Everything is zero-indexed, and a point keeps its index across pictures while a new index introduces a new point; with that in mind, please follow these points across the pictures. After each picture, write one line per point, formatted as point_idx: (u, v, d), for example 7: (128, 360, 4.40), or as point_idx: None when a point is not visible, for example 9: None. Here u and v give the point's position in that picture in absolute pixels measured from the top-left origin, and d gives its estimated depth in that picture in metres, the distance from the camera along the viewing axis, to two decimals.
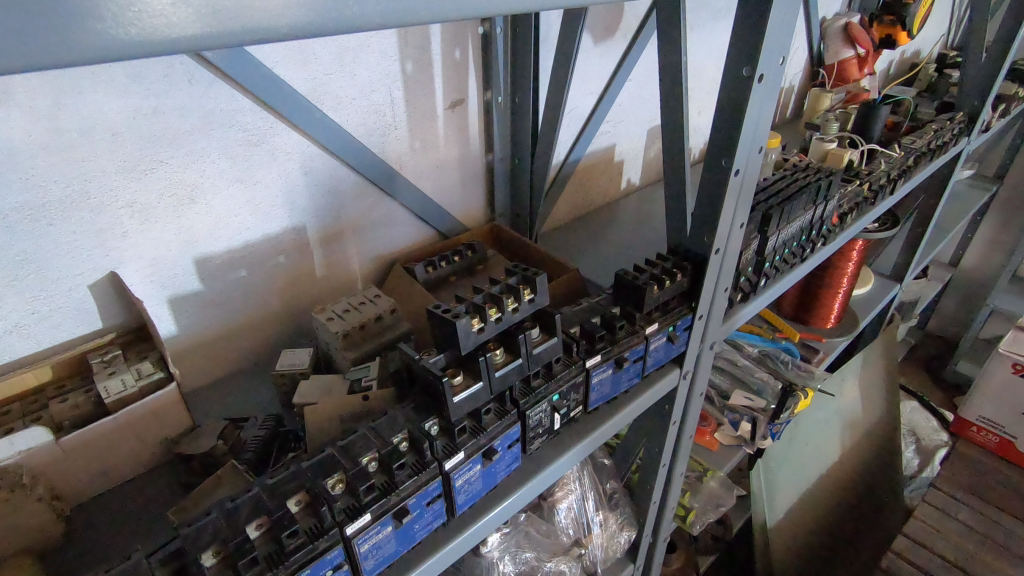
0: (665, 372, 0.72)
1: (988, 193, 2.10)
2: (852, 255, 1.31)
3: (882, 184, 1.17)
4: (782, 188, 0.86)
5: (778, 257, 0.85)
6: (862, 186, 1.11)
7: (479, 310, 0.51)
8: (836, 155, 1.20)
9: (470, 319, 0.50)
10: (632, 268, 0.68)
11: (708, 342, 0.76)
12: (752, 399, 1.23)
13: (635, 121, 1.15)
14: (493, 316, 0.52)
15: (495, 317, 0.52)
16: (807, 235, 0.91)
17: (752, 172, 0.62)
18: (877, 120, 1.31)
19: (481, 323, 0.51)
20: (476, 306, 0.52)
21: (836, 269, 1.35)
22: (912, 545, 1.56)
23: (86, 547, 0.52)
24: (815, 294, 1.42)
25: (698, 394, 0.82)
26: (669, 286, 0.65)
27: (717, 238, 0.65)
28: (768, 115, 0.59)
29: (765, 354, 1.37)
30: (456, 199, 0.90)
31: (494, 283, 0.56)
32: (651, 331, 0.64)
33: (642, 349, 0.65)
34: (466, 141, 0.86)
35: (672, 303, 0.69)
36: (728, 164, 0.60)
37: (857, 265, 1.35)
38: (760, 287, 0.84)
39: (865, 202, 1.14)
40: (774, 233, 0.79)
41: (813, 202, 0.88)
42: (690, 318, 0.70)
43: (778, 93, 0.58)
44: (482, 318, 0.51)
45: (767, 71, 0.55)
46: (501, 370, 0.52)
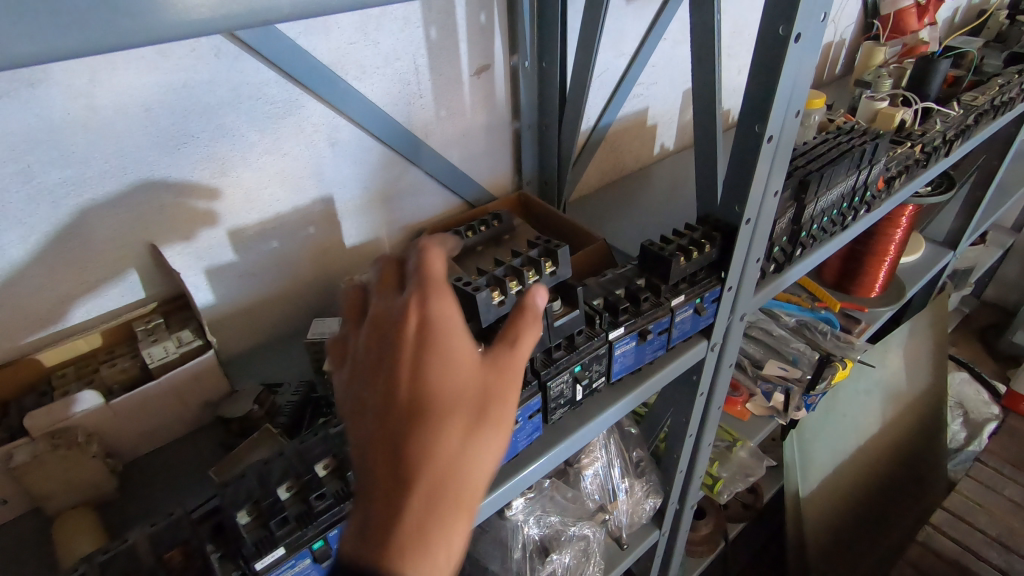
0: (692, 344, 0.71)
1: None
2: (901, 222, 1.25)
3: (937, 145, 1.10)
4: (823, 153, 0.82)
5: (817, 225, 0.81)
6: (913, 148, 1.05)
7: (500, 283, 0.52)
8: (886, 114, 1.13)
9: (490, 292, 0.50)
10: (658, 239, 0.67)
11: (738, 313, 0.74)
12: (787, 369, 1.19)
13: (671, 83, 1.11)
14: (513, 290, 0.52)
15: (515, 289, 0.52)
16: (850, 202, 0.87)
17: (787, 137, 0.60)
18: (935, 75, 1.22)
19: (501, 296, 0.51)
20: (497, 280, 0.52)
21: (883, 235, 1.29)
22: (952, 519, 1.51)
23: (137, 501, 0.56)
24: (859, 262, 1.37)
25: (726, 366, 0.81)
26: (696, 257, 0.64)
27: (749, 207, 0.63)
28: (806, 75, 0.56)
29: (803, 324, 1.34)
30: (484, 168, 0.90)
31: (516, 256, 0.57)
32: (677, 303, 0.64)
33: (666, 322, 0.64)
34: (492, 107, 0.85)
35: (700, 275, 0.67)
36: (762, 129, 0.57)
37: (906, 232, 1.29)
38: (796, 257, 0.81)
39: (916, 164, 1.07)
40: (812, 200, 0.76)
41: (857, 167, 0.83)
42: (718, 290, 0.68)
43: (817, 52, 0.54)
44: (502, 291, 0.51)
45: (804, 29, 0.52)
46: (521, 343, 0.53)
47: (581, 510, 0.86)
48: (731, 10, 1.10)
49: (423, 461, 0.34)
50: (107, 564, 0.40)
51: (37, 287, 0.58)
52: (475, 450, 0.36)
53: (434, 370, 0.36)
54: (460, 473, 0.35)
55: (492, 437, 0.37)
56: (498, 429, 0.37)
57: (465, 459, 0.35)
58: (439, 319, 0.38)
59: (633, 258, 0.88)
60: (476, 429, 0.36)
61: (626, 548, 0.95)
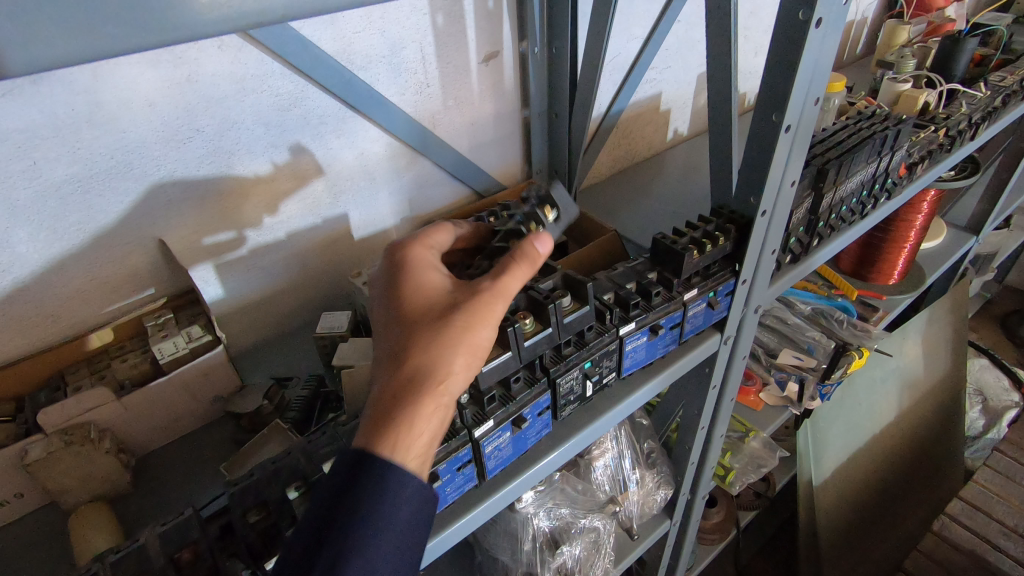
0: (705, 338, 0.70)
1: None
2: (923, 207, 1.22)
3: (962, 129, 1.06)
4: (843, 140, 0.79)
5: (834, 215, 0.79)
6: (937, 133, 1.01)
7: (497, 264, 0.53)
8: (910, 97, 1.09)
9: None
10: (670, 232, 0.66)
11: (752, 306, 0.73)
12: (801, 359, 1.19)
13: (686, 66, 1.08)
14: None
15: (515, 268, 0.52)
16: (869, 190, 0.85)
17: (806, 126, 0.58)
18: (962, 52, 1.18)
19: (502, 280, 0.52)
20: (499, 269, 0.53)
21: (904, 222, 1.25)
22: (967, 508, 1.47)
23: (150, 496, 0.57)
24: (878, 250, 1.33)
25: (740, 358, 0.80)
26: (709, 251, 0.62)
27: (765, 199, 0.61)
28: (826, 62, 0.54)
29: (818, 312, 1.32)
30: (493, 157, 0.89)
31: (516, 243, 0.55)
32: (690, 298, 0.62)
33: (679, 316, 0.63)
34: (501, 95, 0.83)
35: (714, 267, 0.66)
36: (779, 119, 0.55)
37: (927, 218, 1.25)
38: (814, 247, 0.79)
39: (940, 149, 1.04)
40: (831, 189, 0.74)
41: (878, 154, 0.81)
42: (732, 283, 0.66)
43: (838, 38, 0.52)
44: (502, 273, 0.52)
45: (825, 14, 0.49)
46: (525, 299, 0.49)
47: (591, 502, 0.86)
48: None
49: (397, 354, 0.41)
50: (118, 564, 0.41)
51: (47, 283, 0.58)
52: (437, 348, 0.41)
53: (411, 293, 0.44)
54: (432, 369, 0.40)
55: (456, 339, 0.41)
56: (468, 335, 0.42)
57: (431, 354, 0.41)
58: (415, 261, 0.47)
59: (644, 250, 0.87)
60: (438, 334, 0.41)
61: (637, 539, 0.95)
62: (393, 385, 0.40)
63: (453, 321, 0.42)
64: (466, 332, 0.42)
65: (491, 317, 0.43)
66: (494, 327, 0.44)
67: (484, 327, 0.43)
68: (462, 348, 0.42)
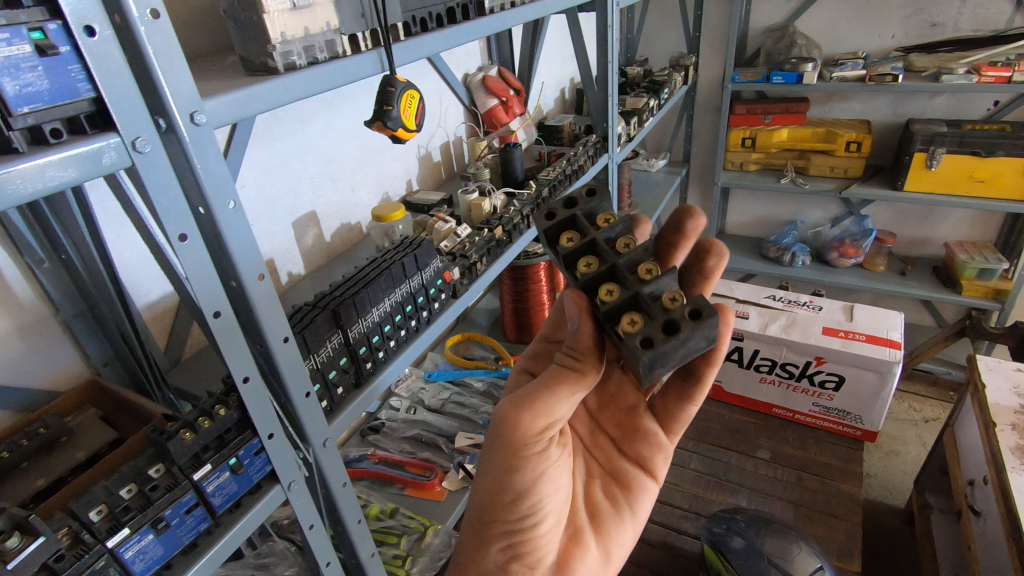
0: (260, 495, 0.73)
1: (664, 194, 2.70)
2: (541, 278, 1.65)
3: (517, 222, 1.29)
4: (365, 275, 0.94)
5: (377, 337, 0.91)
6: (493, 232, 1.22)
7: (603, 311, 0.62)
8: (476, 205, 1.33)
9: (617, 282, 0.65)
10: (168, 421, 0.69)
11: (316, 442, 0.77)
12: (473, 437, 1.39)
13: (276, 220, 1.18)
14: (622, 287, 0.64)
15: (598, 288, 0.66)
16: (415, 303, 0.99)
17: (249, 305, 0.65)
18: (514, 161, 1.48)
19: (617, 296, 0.63)
20: (613, 309, 0.62)
21: (533, 292, 1.66)
22: (657, 506, 1.69)
23: None
24: (526, 316, 1.71)
25: (340, 487, 0.84)
26: (207, 427, 0.67)
27: (239, 367, 0.65)
28: (227, 257, 0.62)
29: (491, 385, 1.60)
30: (36, 367, 0.84)
31: (634, 303, 0.63)
32: (198, 477, 0.66)
33: (192, 498, 0.66)
34: (15, 309, 0.81)
35: (229, 435, 0.69)
36: (201, 311, 0.60)
37: (549, 287, 1.70)
38: (371, 369, 0.91)
39: (499, 244, 1.24)
40: (354, 323, 0.86)
41: (404, 277, 0.97)
42: (256, 443, 0.70)
43: (228, 238, 0.60)
44: (595, 299, 0.65)
45: (185, 229, 0.56)
46: (599, 237, 0.71)
47: None
48: (305, 156, 1.22)
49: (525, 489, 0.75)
50: None
51: None
52: (484, 496, 0.75)
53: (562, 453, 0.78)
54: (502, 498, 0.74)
55: (511, 476, 0.71)
56: (519, 476, 0.71)
57: (483, 509, 0.76)
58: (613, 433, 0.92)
59: (200, 398, 0.91)
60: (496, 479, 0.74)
61: None
62: (466, 524, 0.81)
63: (481, 470, 0.74)
64: (505, 485, 0.72)
65: (523, 458, 0.70)
66: (533, 454, 0.70)
67: (528, 454, 0.70)
68: (509, 499, 0.73)
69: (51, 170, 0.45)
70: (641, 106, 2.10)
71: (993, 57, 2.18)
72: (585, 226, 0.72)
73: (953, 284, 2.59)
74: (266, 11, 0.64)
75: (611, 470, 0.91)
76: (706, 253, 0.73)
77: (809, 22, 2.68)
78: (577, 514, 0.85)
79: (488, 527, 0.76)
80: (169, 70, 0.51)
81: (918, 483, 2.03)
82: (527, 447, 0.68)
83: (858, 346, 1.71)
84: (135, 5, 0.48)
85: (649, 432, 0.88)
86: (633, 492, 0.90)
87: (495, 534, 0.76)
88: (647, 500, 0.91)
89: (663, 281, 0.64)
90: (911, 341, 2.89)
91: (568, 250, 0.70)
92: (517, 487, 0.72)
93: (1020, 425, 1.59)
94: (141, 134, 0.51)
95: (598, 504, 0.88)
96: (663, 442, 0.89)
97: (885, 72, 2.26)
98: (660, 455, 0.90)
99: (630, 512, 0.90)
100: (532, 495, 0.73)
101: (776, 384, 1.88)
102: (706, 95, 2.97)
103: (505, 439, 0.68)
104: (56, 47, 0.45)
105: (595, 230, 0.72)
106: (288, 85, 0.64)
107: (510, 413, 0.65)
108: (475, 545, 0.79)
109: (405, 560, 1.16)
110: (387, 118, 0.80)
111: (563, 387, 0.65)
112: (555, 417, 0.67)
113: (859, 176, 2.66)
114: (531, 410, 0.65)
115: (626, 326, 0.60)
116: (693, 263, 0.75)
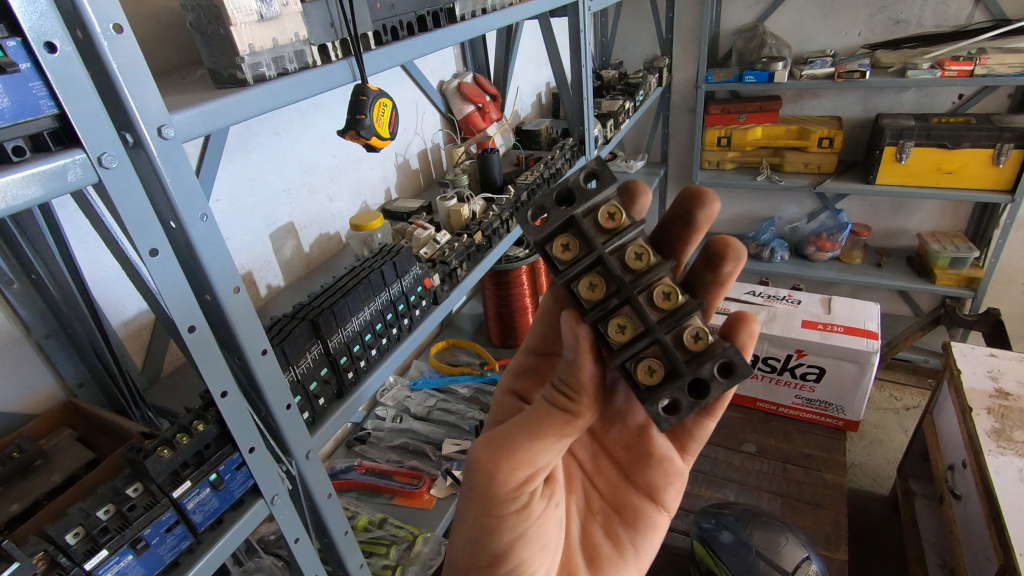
0: (242, 510, 0.72)
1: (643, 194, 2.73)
2: (523, 282, 1.66)
3: (496, 227, 1.29)
4: (344, 285, 0.94)
5: (358, 346, 0.91)
6: (473, 237, 1.22)
7: (619, 355, 0.62)
8: (455, 212, 1.33)
9: (633, 315, 0.63)
10: (146, 439, 0.69)
11: (298, 455, 0.77)
12: (460, 444, 1.39)
13: (252, 232, 1.17)
14: (637, 321, 0.63)
15: (608, 317, 0.64)
16: (396, 311, 0.99)
17: (225, 319, 0.64)
18: (491, 166, 1.48)
19: (633, 338, 0.62)
20: (632, 355, 0.62)
21: (515, 297, 1.67)
22: None
23: None
24: (509, 321, 1.72)
25: (324, 498, 0.83)
26: (185, 444, 0.66)
27: (217, 382, 0.65)
28: (201, 270, 0.61)
29: (477, 391, 1.60)
30: (8, 392, 0.83)
31: (654, 344, 0.62)
32: (177, 495, 0.65)
33: (173, 515, 0.65)
34: None
35: (209, 450, 0.68)
36: (176, 326, 0.59)
37: (531, 291, 1.71)
38: (352, 379, 0.90)
39: (479, 249, 1.24)
40: (334, 333, 0.86)
41: (383, 286, 0.96)
42: (236, 458, 0.69)
43: (200, 251, 0.60)
44: (605, 333, 0.64)
45: (156, 244, 0.56)
46: (605, 252, 0.63)
47: None
48: (281, 167, 1.21)
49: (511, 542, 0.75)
50: None
51: None
52: (466, 543, 0.75)
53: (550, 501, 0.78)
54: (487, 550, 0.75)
55: (493, 530, 0.72)
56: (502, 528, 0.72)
57: (466, 561, 0.76)
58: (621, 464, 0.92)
59: (179, 414, 0.90)
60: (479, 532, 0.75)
61: None
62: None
63: (461, 517, 0.75)
64: (489, 538, 0.72)
65: (504, 510, 0.71)
66: (514, 505, 0.71)
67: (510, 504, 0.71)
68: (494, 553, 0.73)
69: (15, 188, 0.44)
70: (616, 109, 2.12)
71: (955, 52, 2.24)
72: (590, 238, 0.62)
73: (927, 274, 2.64)
74: (233, 23, 0.64)
75: (614, 503, 0.91)
76: (725, 256, 0.74)
77: (778, 23, 2.73)
78: (573, 555, 0.86)
79: (471, 575, 0.77)
80: (133, 84, 0.50)
81: (901, 470, 2.06)
82: (505, 496, 0.69)
83: (837, 338, 1.75)
84: (96, 20, 0.47)
85: (659, 459, 0.87)
86: (637, 527, 0.90)
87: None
88: (654, 531, 0.91)
89: (683, 316, 0.62)
90: (889, 331, 2.94)
91: (573, 272, 0.63)
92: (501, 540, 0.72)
93: (995, 409, 1.63)
94: (107, 150, 0.50)
95: (597, 541, 0.88)
96: (674, 467, 0.88)
97: (853, 69, 2.31)
98: (671, 484, 0.89)
99: (632, 549, 0.89)
100: (517, 547, 0.73)
101: (760, 378, 1.90)
102: (681, 96, 3.01)
103: (485, 491, 0.69)
104: (15, 64, 0.44)
105: (597, 238, 0.63)
106: (259, 96, 0.64)
107: (488, 462, 0.67)
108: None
109: (395, 569, 1.14)
110: (360, 126, 0.80)
111: (545, 432, 0.67)
112: (535, 464, 0.68)
113: (832, 171, 2.71)
114: (508, 459, 0.67)
115: (645, 375, 0.62)
116: (709, 271, 0.76)
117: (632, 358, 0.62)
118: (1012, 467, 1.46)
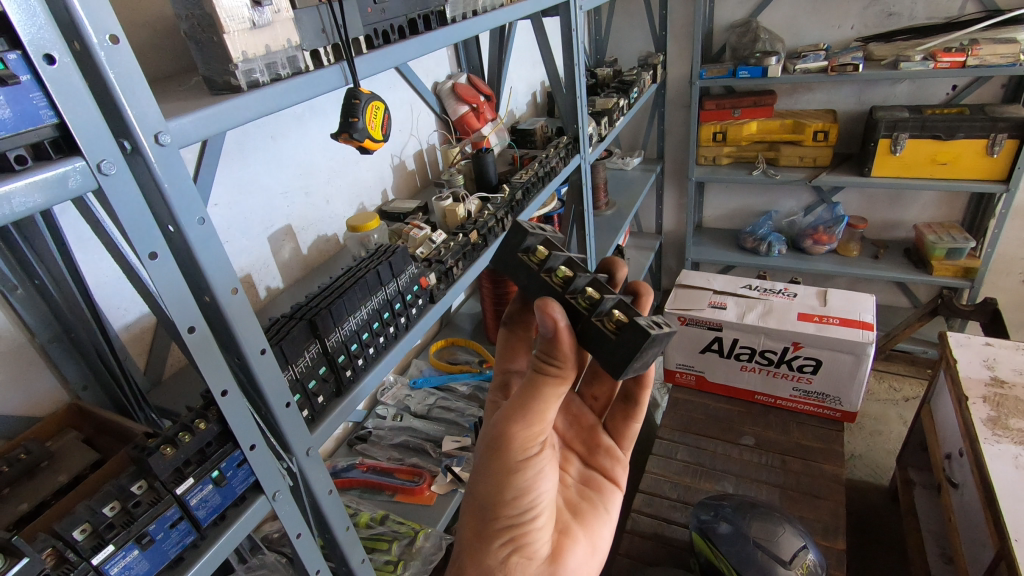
0: (244, 507, 0.74)
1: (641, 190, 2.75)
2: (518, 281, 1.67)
3: (491, 226, 1.31)
4: (341, 284, 0.96)
5: (356, 344, 0.92)
6: (468, 236, 1.23)
7: (597, 301, 0.69)
8: (450, 212, 1.34)
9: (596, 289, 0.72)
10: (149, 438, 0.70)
11: (298, 452, 0.79)
12: (460, 441, 1.41)
13: (252, 236, 1.19)
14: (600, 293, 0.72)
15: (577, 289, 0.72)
16: (392, 310, 1.01)
17: (225, 320, 0.66)
18: (486, 167, 1.50)
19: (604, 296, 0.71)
20: (605, 307, 0.69)
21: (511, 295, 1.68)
22: (647, 497, 1.73)
23: None
24: None
25: (324, 494, 0.85)
26: (188, 441, 0.68)
27: (217, 381, 0.66)
28: (200, 272, 0.63)
29: (476, 389, 1.62)
30: (13, 396, 0.85)
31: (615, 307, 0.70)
32: (179, 492, 0.67)
33: (176, 512, 0.67)
34: None
35: (210, 448, 0.70)
36: (176, 327, 0.61)
37: None
38: (350, 376, 0.92)
39: (476, 247, 1.25)
40: (331, 332, 0.88)
41: (379, 286, 0.98)
42: (237, 455, 0.71)
43: (199, 254, 0.62)
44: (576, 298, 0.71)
45: (156, 247, 0.58)
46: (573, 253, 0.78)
47: None
48: (279, 172, 1.24)
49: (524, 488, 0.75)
50: None
51: None
52: (483, 496, 0.75)
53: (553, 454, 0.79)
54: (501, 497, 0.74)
55: (507, 473, 0.72)
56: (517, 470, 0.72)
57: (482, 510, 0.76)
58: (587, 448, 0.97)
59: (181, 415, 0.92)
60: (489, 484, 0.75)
61: None
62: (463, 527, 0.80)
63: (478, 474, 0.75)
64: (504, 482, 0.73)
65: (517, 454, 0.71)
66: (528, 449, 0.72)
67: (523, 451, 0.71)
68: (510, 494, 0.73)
69: (18, 195, 0.46)
70: (611, 106, 2.13)
71: (948, 43, 2.25)
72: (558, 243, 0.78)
73: (924, 266, 2.65)
74: (226, 31, 0.65)
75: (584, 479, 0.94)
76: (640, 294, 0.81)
77: (771, 18, 2.74)
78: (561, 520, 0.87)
79: (488, 526, 0.76)
80: (130, 93, 0.52)
81: (901, 460, 2.07)
82: (521, 451, 0.71)
83: (832, 330, 1.76)
84: (92, 31, 0.49)
85: (606, 446, 0.96)
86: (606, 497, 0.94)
87: (497, 531, 0.76)
88: (616, 510, 0.94)
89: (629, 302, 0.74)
90: (888, 323, 2.95)
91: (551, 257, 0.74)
92: (512, 485, 0.73)
93: (991, 397, 1.64)
94: (107, 157, 0.52)
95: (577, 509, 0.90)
96: (620, 456, 0.96)
97: (846, 62, 2.33)
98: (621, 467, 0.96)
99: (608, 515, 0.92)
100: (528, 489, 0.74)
101: (757, 371, 1.91)
102: (676, 92, 3.03)
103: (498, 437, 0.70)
104: (16, 76, 0.46)
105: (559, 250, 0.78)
106: (252, 102, 0.65)
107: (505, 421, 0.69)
108: (476, 544, 0.78)
109: (396, 565, 1.17)
110: (353, 130, 0.82)
111: (548, 392, 0.68)
112: (545, 422, 0.71)
113: (827, 165, 2.72)
114: (523, 417, 0.69)
115: (615, 324, 0.67)
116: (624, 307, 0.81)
117: (605, 309, 0.69)
118: (1008, 455, 1.47)
